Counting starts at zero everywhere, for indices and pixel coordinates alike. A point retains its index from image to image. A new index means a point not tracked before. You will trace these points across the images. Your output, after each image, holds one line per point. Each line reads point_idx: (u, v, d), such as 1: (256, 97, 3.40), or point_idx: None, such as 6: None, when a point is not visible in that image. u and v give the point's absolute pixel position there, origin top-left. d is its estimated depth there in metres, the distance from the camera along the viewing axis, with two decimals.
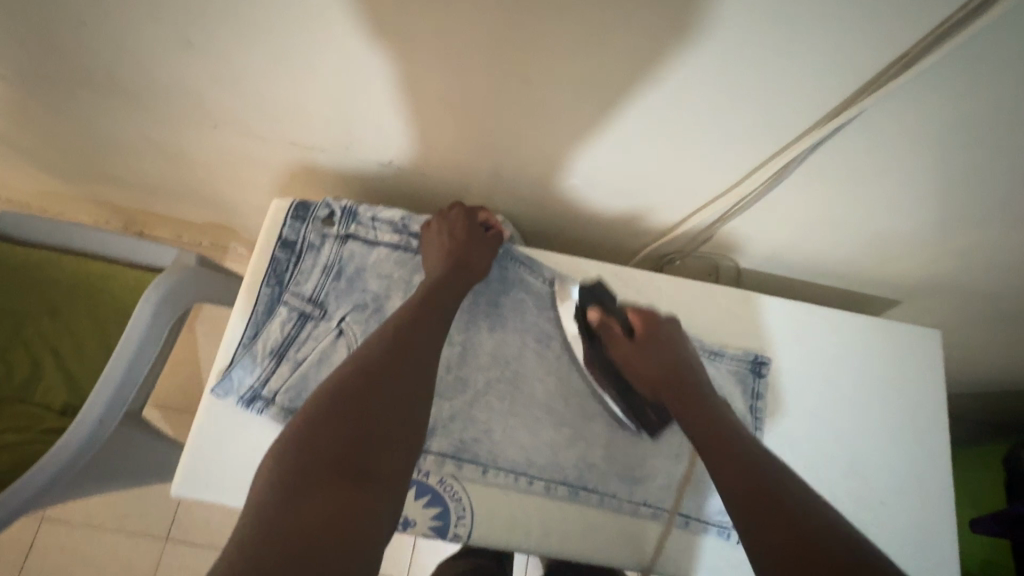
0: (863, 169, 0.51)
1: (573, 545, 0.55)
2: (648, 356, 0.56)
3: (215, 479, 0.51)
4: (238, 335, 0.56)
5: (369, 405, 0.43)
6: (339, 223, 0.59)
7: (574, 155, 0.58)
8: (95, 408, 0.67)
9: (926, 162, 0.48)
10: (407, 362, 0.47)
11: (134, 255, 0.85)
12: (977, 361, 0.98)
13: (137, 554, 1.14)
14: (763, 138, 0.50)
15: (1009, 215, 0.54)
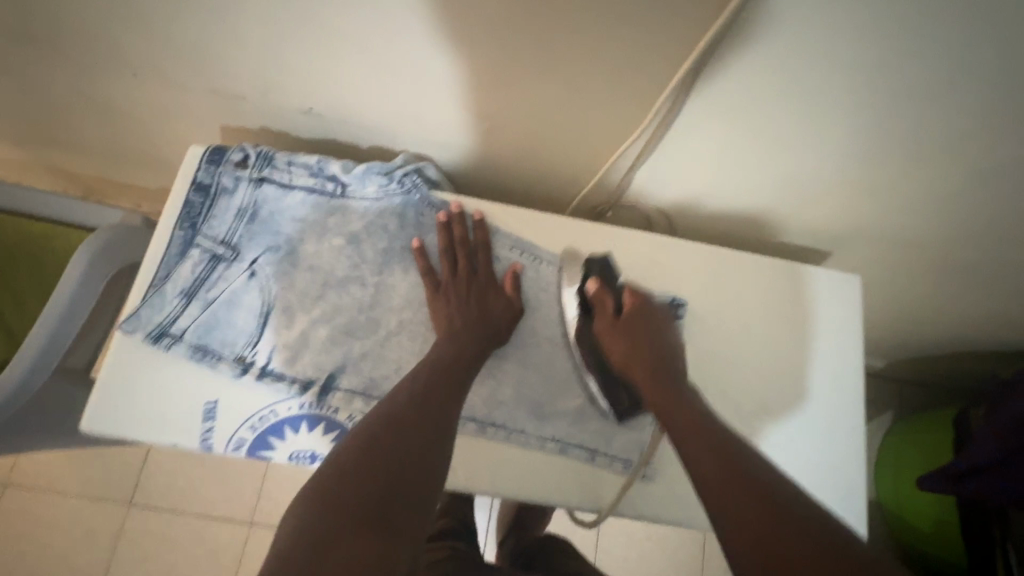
0: (759, 94, 0.51)
1: (523, 487, 0.56)
2: (629, 336, 0.57)
3: (125, 414, 0.52)
4: (150, 276, 0.56)
5: (404, 450, 0.47)
6: (253, 166, 0.58)
7: (486, 95, 0.58)
8: (20, 367, 0.67)
9: (819, 82, 0.48)
10: (427, 411, 0.50)
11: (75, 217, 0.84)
12: (922, 319, 0.99)
13: (102, 519, 1.15)
14: (659, 63, 0.49)
15: (910, 144, 0.54)
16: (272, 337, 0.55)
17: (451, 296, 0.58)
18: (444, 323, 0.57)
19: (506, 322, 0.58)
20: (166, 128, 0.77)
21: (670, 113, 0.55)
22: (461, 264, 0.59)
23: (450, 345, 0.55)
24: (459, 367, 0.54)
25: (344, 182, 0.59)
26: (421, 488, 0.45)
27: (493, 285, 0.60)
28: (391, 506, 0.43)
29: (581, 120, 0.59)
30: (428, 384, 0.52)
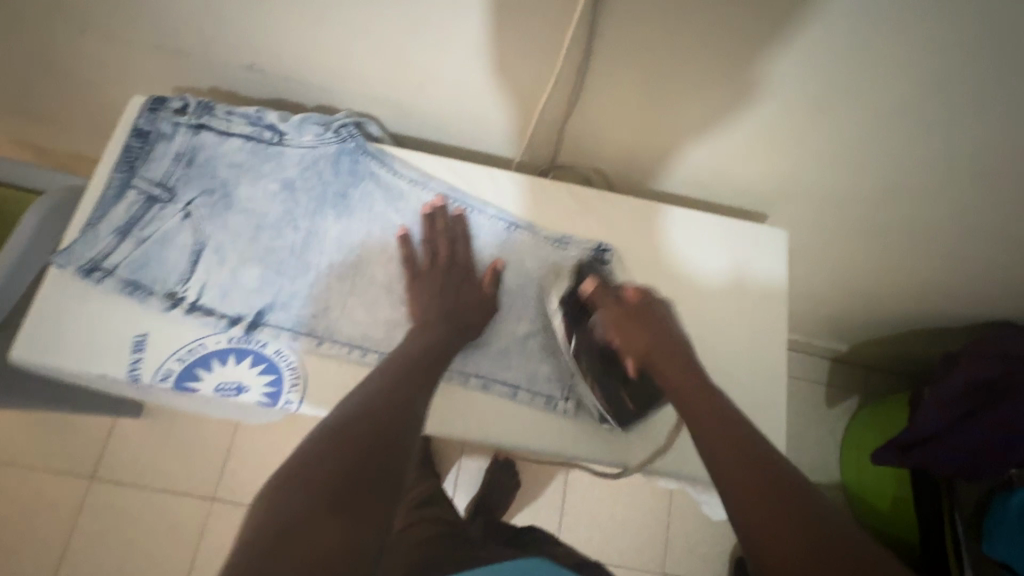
0: (656, 35, 0.53)
1: (472, 428, 0.58)
2: (636, 325, 0.55)
3: (54, 343, 0.54)
4: (88, 216, 0.58)
5: (378, 433, 0.45)
6: (192, 114, 0.61)
7: (408, 46, 0.60)
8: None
9: (705, 20, 0.51)
10: (398, 401, 0.49)
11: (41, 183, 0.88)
12: (869, 290, 1.01)
13: (63, 493, 1.16)
14: (559, 7, 0.52)
15: (805, 85, 0.57)
16: (204, 275, 0.57)
17: (437, 281, 0.60)
18: (420, 308, 0.58)
19: (473, 316, 0.59)
20: (121, 91, 0.80)
21: (582, 56, 0.57)
22: (442, 251, 0.61)
23: (419, 339, 0.56)
24: (428, 360, 0.54)
25: (282, 130, 0.61)
26: (387, 469, 0.43)
27: (471, 280, 0.61)
28: (357, 485, 0.40)
29: (506, 72, 0.61)
30: (398, 379, 0.51)
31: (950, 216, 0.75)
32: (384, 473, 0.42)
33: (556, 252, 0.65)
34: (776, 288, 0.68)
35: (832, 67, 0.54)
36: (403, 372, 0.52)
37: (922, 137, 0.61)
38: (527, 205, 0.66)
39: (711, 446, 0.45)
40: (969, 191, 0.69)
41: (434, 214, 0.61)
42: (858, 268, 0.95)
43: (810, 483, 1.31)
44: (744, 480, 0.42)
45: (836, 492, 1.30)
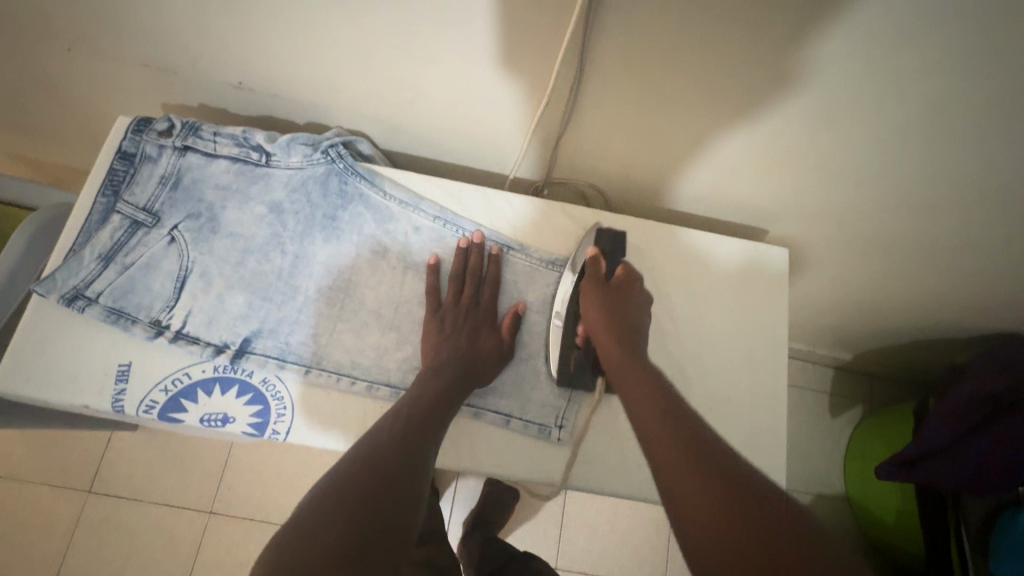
0: (650, 54, 0.52)
1: (461, 457, 0.57)
2: (603, 299, 0.58)
3: (34, 373, 0.52)
4: (71, 241, 0.57)
5: (385, 486, 0.43)
6: (177, 135, 0.59)
7: (398, 64, 0.59)
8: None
9: (699, 39, 0.50)
10: (408, 452, 0.47)
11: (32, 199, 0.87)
12: (872, 302, 0.99)
13: (60, 506, 1.15)
14: (550, 27, 0.50)
15: (803, 102, 0.55)
16: (189, 302, 0.55)
17: (463, 319, 0.59)
18: (434, 345, 0.57)
19: (490, 357, 0.58)
20: (111, 107, 0.79)
21: (574, 75, 0.55)
22: (467, 291, 0.60)
23: (433, 381, 0.54)
24: (439, 405, 0.52)
25: (269, 150, 0.60)
26: (403, 521, 0.41)
27: (490, 324, 0.60)
28: (372, 539, 0.39)
29: (498, 90, 0.59)
30: (409, 426, 0.49)
31: (953, 231, 0.73)
32: (386, 533, 0.40)
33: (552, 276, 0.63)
34: (777, 306, 0.66)
35: (832, 84, 0.52)
36: (417, 415, 0.51)
37: (924, 153, 0.60)
38: (520, 224, 0.64)
39: (648, 418, 0.48)
40: (971, 207, 0.67)
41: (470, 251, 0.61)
42: (860, 280, 0.93)
43: (812, 495, 1.29)
44: (667, 456, 0.44)
45: (839, 503, 1.29)
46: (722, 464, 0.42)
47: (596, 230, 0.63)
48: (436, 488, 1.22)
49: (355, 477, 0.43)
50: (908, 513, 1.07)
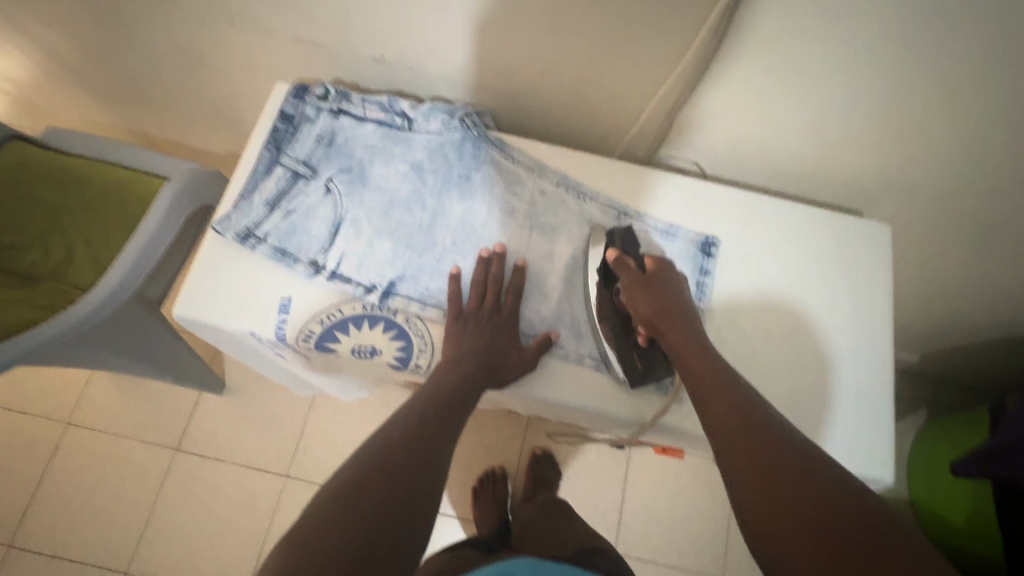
0: (782, 37, 0.56)
1: (586, 403, 0.60)
2: (654, 290, 0.58)
3: (210, 300, 0.59)
4: (239, 188, 0.63)
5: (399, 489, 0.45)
6: (332, 100, 0.67)
7: (538, 40, 0.64)
8: (96, 299, 0.77)
9: (831, 28, 0.54)
10: (421, 450, 0.48)
11: (153, 165, 0.96)
12: (961, 308, 0.99)
13: (150, 460, 1.23)
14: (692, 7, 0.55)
15: (925, 89, 0.58)
16: (343, 245, 0.62)
17: (481, 324, 0.59)
18: (456, 344, 0.58)
19: (513, 360, 0.59)
20: (251, 78, 0.87)
21: (711, 49, 0.59)
22: (487, 296, 0.61)
23: (452, 377, 0.56)
24: (455, 400, 0.54)
25: (411, 117, 0.67)
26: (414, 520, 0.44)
27: (513, 328, 0.60)
28: (387, 538, 0.41)
29: (628, 61, 0.64)
30: (426, 421, 0.51)
31: None
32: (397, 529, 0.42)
33: (664, 241, 0.66)
34: (864, 355, 0.64)
35: (955, 71, 0.55)
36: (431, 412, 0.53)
37: None
38: (634, 193, 0.68)
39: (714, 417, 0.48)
40: None
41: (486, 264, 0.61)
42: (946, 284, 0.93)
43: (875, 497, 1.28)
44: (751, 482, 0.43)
45: (902, 506, 1.27)
46: (785, 449, 0.43)
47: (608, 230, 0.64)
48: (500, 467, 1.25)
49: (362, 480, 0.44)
50: (983, 515, 1.05)
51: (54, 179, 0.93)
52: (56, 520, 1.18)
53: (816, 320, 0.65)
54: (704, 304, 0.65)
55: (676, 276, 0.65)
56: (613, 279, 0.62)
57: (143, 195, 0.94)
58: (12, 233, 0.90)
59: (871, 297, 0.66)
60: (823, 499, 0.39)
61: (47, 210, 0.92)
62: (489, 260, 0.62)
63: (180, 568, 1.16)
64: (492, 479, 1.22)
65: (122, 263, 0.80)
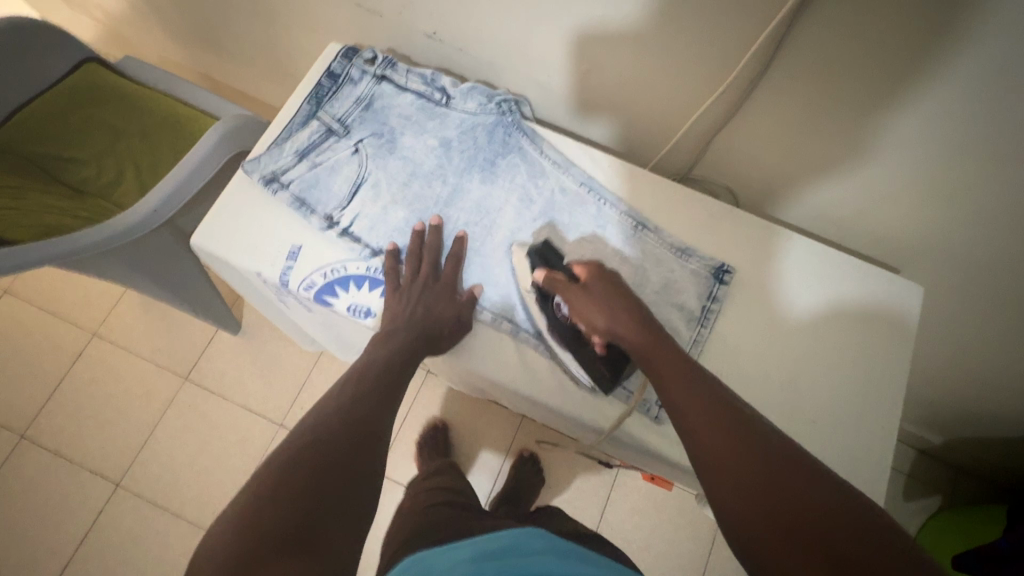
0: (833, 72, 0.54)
1: (563, 405, 0.59)
2: (592, 298, 0.54)
3: (226, 235, 0.61)
4: (274, 134, 0.66)
5: (338, 458, 0.45)
6: (378, 66, 0.68)
7: (585, 39, 0.64)
8: (132, 218, 0.80)
9: (885, 70, 0.51)
10: (352, 423, 0.48)
11: (209, 105, 1.00)
12: (994, 397, 0.92)
13: (160, 383, 1.29)
14: (743, 29, 0.54)
15: (980, 155, 0.54)
16: (359, 205, 0.63)
17: (416, 296, 0.59)
18: (389, 317, 0.58)
19: (452, 327, 0.59)
20: (312, 36, 0.90)
21: (758, 72, 0.57)
22: (424, 267, 0.60)
23: (384, 349, 0.56)
24: (390, 369, 0.55)
25: (451, 94, 0.68)
26: (365, 473, 0.45)
27: (449, 295, 0.60)
28: (337, 492, 0.42)
29: (671, 72, 0.63)
30: (361, 393, 0.52)
31: None
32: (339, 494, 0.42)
33: (677, 261, 0.64)
34: (869, 419, 0.59)
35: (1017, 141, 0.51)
36: (365, 385, 0.53)
37: None
38: (658, 207, 0.67)
39: (690, 423, 0.44)
40: None
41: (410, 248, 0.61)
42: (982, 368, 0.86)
43: None
44: (736, 498, 0.39)
45: None
46: (768, 453, 0.40)
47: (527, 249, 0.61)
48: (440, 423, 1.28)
49: (299, 461, 0.43)
50: None
51: (121, 104, 0.99)
52: (66, 421, 1.26)
53: (821, 371, 0.61)
54: (707, 330, 0.62)
55: (683, 297, 0.62)
56: (551, 296, 0.58)
57: (194, 132, 0.98)
58: (74, 147, 0.97)
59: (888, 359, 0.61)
60: (812, 508, 0.36)
61: (109, 130, 0.98)
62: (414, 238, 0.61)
63: (166, 490, 1.22)
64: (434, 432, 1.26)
65: (161, 189, 0.83)
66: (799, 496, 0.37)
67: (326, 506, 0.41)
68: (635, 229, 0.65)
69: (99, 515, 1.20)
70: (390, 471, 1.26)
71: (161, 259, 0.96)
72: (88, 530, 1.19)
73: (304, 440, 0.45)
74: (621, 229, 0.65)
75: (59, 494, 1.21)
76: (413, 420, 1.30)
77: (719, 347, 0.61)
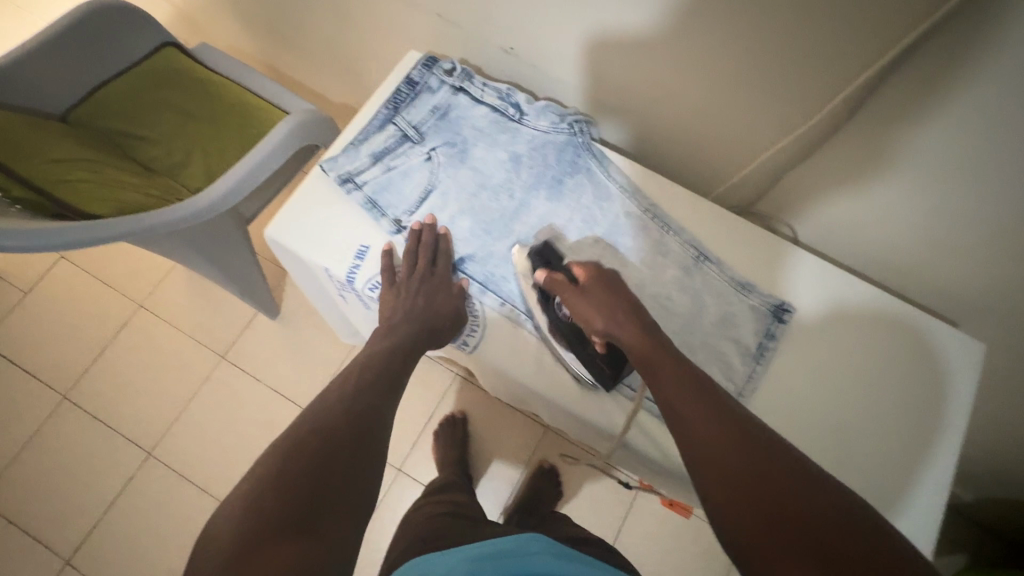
0: (916, 126, 0.53)
1: (614, 426, 0.60)
2: (594, 301, 0.54)
3: (299, 230, 0.64)
4: (351, 136, 0.68)
5: (337, 450, 0.47)
6: (456, 77, 0.70)
7: (665, 71, 0.65)
8: (202, 202, 0.83)
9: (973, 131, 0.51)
10: (348, 415, 0.51)
11: (278, 98, 1.04)
12: None
13: (197, 359, 1.33)
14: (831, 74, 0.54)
15: None
16: (427, 212, 0.65)
17: (411, 291, 0.62)
18: (389, 312, 0.62)
19: (452, 320, 0.62)
20: (387, 40, 0.93)
21: (842, 116, 0.57)
22: (420, 263, 0.62)
23: (384, 342, 0.60)
24: (390, 362, 0.58)
25: (524, 110, 0.69)
26: (364, 463, 0.48)
27: (446, 289, 0.63)
28: (336, 483, 0.45)
29: (748, 108, 0.63)
30: (361, 386, 0.55)
31: None
32: (340, 485, 0.45)
33: (736, 295, 0.64)
34: (922, 471, 0.57)
35: None
36: (365, 378, 0.56)
37: None
38: (720, 239, 0.66)
39: (697, 444, 0.43)
40: None
41: (406, 244, 0.63)
42: None
43: None
44: (742, 524, 0.39)
45: None
46: (775, 475, 0.40)
47: (528, 249, 0.62)
48: (461, 416, 1.31)
49: (298, 453, 0.46)
50: None
51: (195, 89, 1.03)
52: (106, 387, 1.30)
53: (875, 417, 0.59)
54: (762, 368, 0.61)
55: (740, 332, 0.62)
56: (551, 297, 0.59)
57: (262, 121, 1.01)
58: (146, 126, 1.00)
59: (950, 412, 0.59)
60: (819, 536, 0.36)
61: (181, 113, 1.01)
62: (409, 234, 0.63)
63: (193, 465, 1.25)
64: (451, 425, 1.28)
65: (231, 176, 0.86)
66: (807, 524, 0.37)
67: (326, 497, 0.43)
68: (697, 257, 0.65)
69: (128, 482, 1.23)
70: (410, 468, 1.28)
71: (218, 242, 0.99)
72: (117, 495, 1.23)
73: (305, 432, 0.48)
74: (681, 257, 0.65)
75: (92, 457, 1.25)
76: (435, 422, 1.31)
77: (771, 386, 0.61)
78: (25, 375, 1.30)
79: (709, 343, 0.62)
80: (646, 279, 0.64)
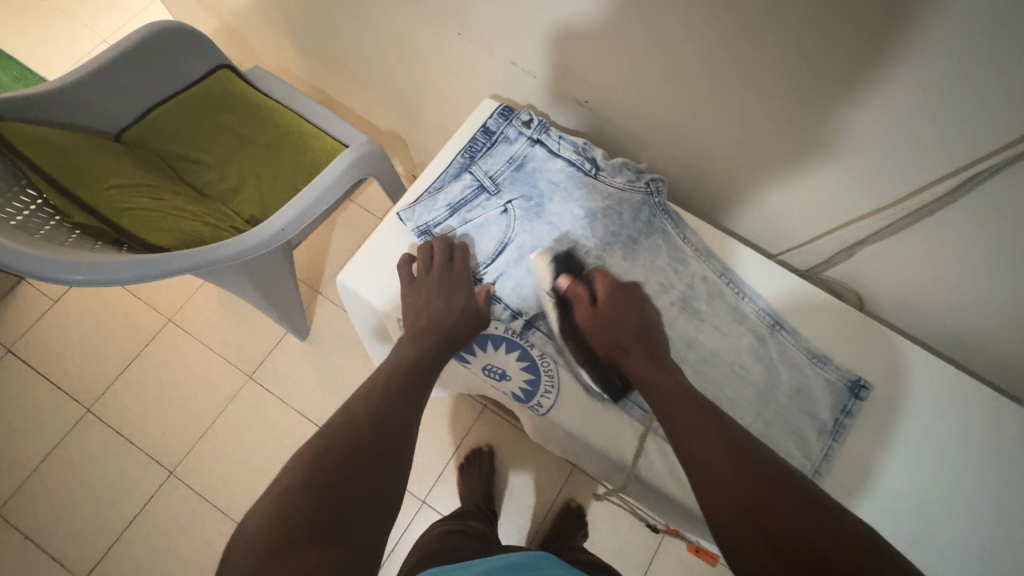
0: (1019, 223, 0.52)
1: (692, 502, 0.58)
2: (609, 316, 0.60)
3: (372, 279, 0.65)
4: (427, 184, 0.69)
5: (359, 462, 0.47)
6: (534, 128, 0.69)
7: (748, 144, 0.64)
8: (258, 235, 0.82)
9: None
10: (372, 426, 0.51)
11: (332, 128, 1.03)
12: None
13: (224, 378, 1.31)
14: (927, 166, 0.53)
15: None
16: (502, 266, 0.65)
17: (428, 292, 0.61)
18: (409, 317, 0.62)
19: (471, 321, 0.62)
20: (450, 79, 0.92)
21: (936, 205, 0.56)
22: (436, 265, 0.62)
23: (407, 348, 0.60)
24: (413, 368, 0.58)
25: (601, 166, 0.68)
26: (386, 478, 0.48)
27: (464, 290, 0.62)
28: (355, 495, 0.45)
29: (833, 186, 0.62)
30: (385, 395, 0.55)
31: None
32: (361, 500, 0.45)
33: (812, 368, 0.63)
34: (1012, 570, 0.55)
35: None
36: (389, 387, 0.56)
37: None
38: (796, 310, 0.66)
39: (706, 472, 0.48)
40: None
41: (420, 250, 0.63)
42: None
43: None
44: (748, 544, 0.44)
45: None
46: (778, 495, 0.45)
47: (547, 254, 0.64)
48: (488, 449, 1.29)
49: (322, 462, 0.46)
50: None
51: (250, 114, 1.03)
52: (131, 401, 1.28)
53: (962, 510, 0.57)
54: (839, 446, 0.60)
55: (817, 408, 0.61)
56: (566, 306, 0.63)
57: (315, 150, 1.01)
58: (199, 150, 1.00)
59: None
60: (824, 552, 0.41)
61: (235, 137, 1.01)
62: (425, 245, 0.64)
63: (217, 486, 1.23)
64: (478, 457, 1.27)
65: (290, 209, 0.85)
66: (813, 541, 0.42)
67: (347, 511, 0.44)
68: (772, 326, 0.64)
69: (149, 501, 1.21)
70: (435, 500, 1.26)
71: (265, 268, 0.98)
72: (137, 514, 1.20)
73: (330, 439, 0.49)
74: (756, 325, 0.64)
75: (114, 473, 1.23)
76: (462, 453, 1.30)
77: (851, 468, 0.60)
78: (50, 385, 1.29)
79: (785, 417, 0.61)
80: (723, 348, 0.63)
